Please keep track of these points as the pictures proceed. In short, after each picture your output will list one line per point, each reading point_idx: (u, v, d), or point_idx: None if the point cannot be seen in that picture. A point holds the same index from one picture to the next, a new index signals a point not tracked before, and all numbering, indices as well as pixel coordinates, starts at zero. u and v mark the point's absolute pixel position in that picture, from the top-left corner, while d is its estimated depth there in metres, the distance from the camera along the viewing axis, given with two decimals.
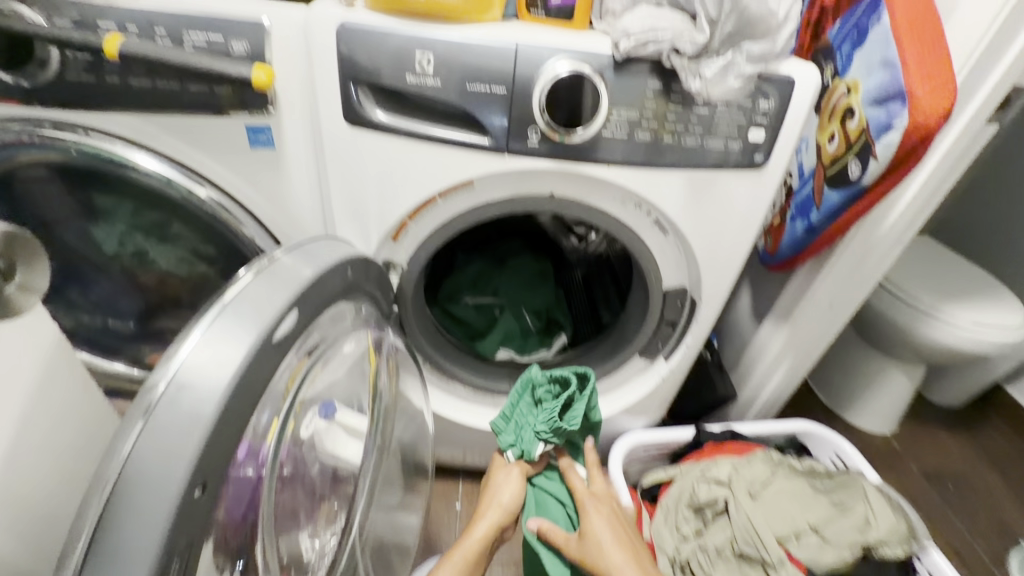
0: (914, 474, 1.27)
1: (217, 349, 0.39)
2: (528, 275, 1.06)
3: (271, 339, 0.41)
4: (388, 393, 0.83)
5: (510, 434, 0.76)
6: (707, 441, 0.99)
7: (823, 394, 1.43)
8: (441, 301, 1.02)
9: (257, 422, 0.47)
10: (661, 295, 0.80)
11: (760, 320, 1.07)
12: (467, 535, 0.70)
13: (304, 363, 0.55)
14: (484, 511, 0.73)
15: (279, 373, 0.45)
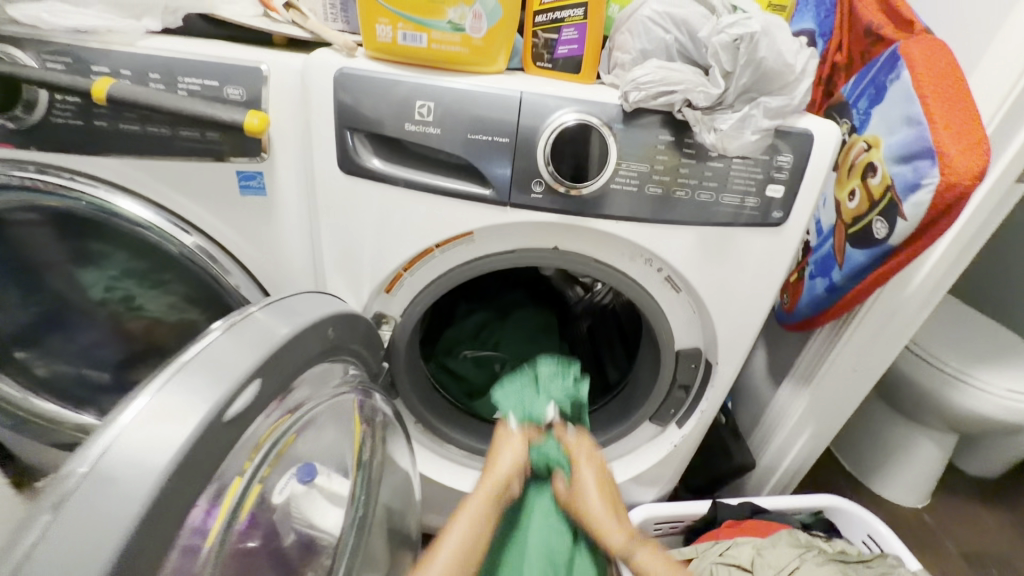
0: (953, 556, 1.15)
1: (156, 429, 0.33)
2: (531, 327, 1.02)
3: (222, 417, 0.35)
4: (374, 460, 0.77)
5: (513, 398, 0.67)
6: (725, 518, 0.90)
7: (846, 460, 1.33)
8: (437, 355, 0.95)
9: (207, 507, 0.41)
10: (672, 356, 0.75)
11: (778, 382, 1.01)
12: (460, 520, 0.58)
13: (272, 433, 0.50)
14: (482, 491, 0.60)
15: (234, 451, 0.39)
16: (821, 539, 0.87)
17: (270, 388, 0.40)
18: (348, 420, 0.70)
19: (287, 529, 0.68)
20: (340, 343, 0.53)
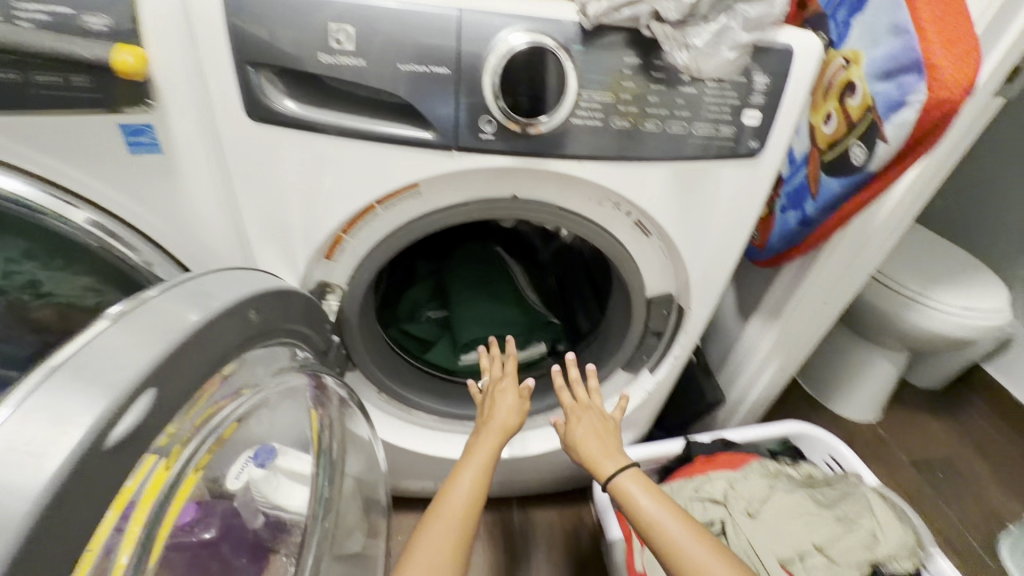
0: (903, 464, 1.24)
1: (13, 468, 0.26)
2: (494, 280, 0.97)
3: (106, 441, 0.28)
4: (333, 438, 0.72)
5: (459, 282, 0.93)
6: (698, 453, 0.91)
7: (807, 384, 1.39)
8: (399, 320, 0.90)
9: (114, 533, 0.35)
10: (644, 303, 0.71)
11: (748, 318, 1.00)
12: (461, 472, 0.69)
13: (206, 419, 0.43)
14: (479, 446, 0.72)
15: (138, 468, 0.33)
16: (788, 466, 0.90)
17: (179, 389, 0.34)
18: (299, 398, 0.65)
19: (251, 513, 0.67)
20: (270, 323, 0.46)
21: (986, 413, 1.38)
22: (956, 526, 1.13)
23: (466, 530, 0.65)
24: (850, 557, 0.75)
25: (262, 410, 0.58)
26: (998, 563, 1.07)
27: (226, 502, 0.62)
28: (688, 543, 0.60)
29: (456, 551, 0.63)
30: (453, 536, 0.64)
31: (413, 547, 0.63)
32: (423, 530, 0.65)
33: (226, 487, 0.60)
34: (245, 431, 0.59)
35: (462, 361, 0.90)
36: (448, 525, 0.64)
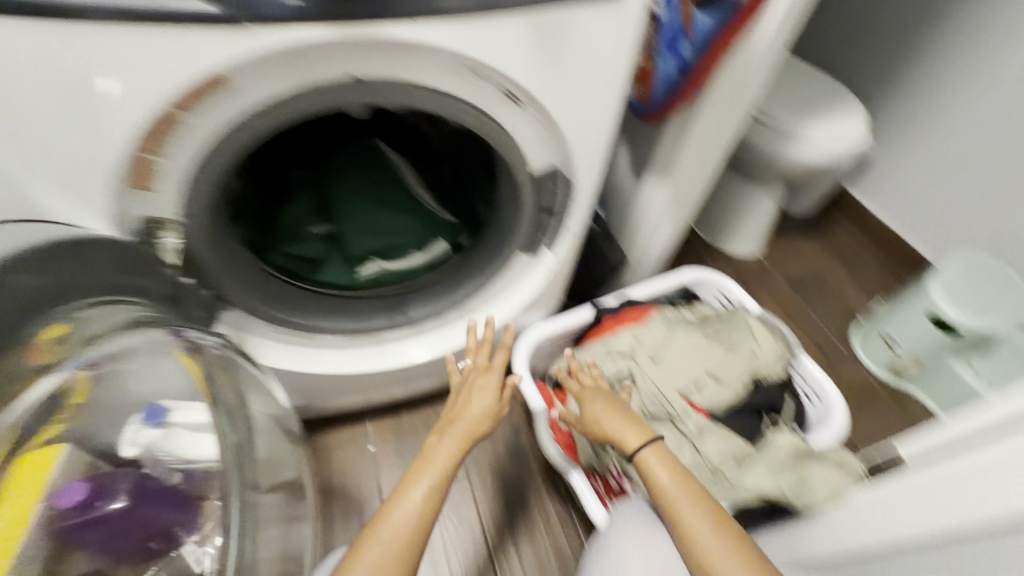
0: (781, 286, 1.41)
1: None
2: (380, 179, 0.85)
3: None
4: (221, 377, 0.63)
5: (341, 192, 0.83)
6: (606, 315, 0.97)
7: (702, 229, 1.47)
8: (280, 242, 0.80)
9: None
10: (530, 181, 0.68)
11: (640, 176, 1.00)
12: (435, 455, 0.63)
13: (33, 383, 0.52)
14: (457, 427, 0.66)
15: None
16: (684, 308, 0.99)
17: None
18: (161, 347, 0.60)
19: (167, 473, 0.69)
20: (76, 279, 0.52)
21: (848, 227, 1.53)
22: (820, 326, 1.34)
23: (422, 520, 0.57)
24: (735, 375, 0.87)
25: (125, 366, 0.62)
26: (848, 348, 1.30)
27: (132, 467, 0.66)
28: (695, 521, 0.57)
29: (413, 531, 0.56)
30: (418, 518, 0.57)
31: (365, 544, 0.55)
32: (380, 521, 0.57)
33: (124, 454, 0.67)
34: (99, 400, 0.62)
35: (362, 274, 0.87)
36: (407, 515, 0.57)
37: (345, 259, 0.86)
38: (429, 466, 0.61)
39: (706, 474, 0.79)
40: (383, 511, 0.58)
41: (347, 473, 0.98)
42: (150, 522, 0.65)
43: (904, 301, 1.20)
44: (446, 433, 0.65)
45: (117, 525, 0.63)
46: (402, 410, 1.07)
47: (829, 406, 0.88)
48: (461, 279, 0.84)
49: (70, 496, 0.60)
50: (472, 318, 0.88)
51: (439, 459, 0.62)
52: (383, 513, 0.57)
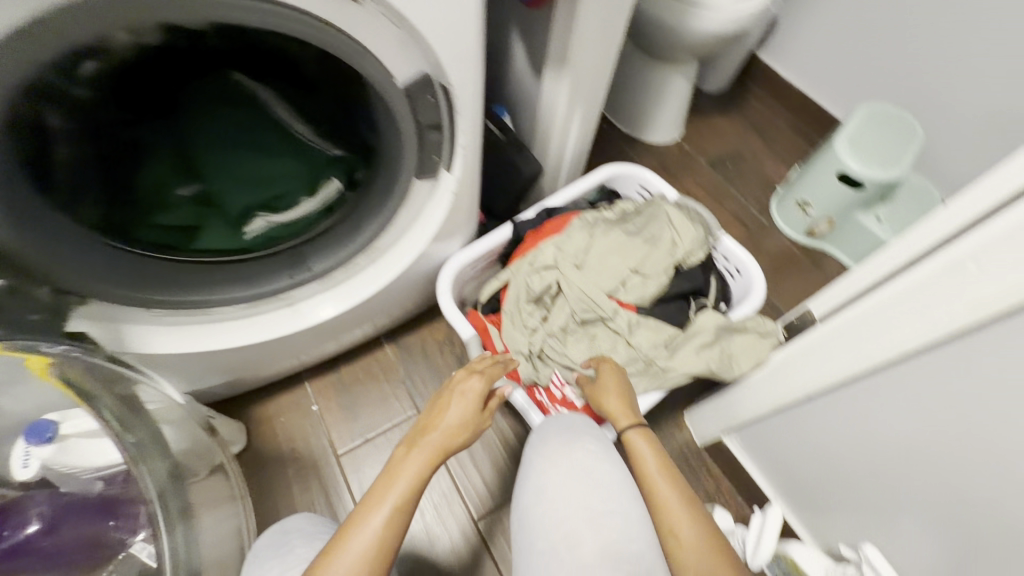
0: (703, 167, 1.41)
1: None
2: (245, 119, 0.66)
3: None
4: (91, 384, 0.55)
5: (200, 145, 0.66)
6: (527, 230, 0.94)
7: (621, 124, 1.45)
8: (141, 216, 0.67)
9: None
10: (400, 94, 0.59)
11: (539, 74, 0.92)
12: (404, 467, 0.56)
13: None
14: (431, 439, 0.60)
15: None
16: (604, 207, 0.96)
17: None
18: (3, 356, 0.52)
19: (88, 484, 0.67)
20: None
21: (762, 97, 1.53)
22: (741, 202, 1.37)
23: (384, 541, 0.50)
24: (659, 265, 0.87)
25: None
26: (769, 219, 1.35)
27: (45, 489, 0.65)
28: (671, 501, 0.55)
29: (375, 550, 0.49)
30: (383, 534, 0.50)
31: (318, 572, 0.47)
32: (337, 548, 0.49)
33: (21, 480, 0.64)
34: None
35: (248, 233, 0.76)
36: (368, 538, 0.50)
37: (225, 218, 0.74)
38: (396, 481, 0.55)
39: (641, 365, 0.82)
40: (340, 536, 0.50)
41: (294, 437, 0.96)
42: (80, 533, 0.64)
43: (819, 163, 1.19)
44: (418, 445, 0.59)
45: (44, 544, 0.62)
46: (340, 364, 1.03)
47: (749, 277, 0.91)
48: (364, 220, 0.76)
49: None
50: (383, 261, 0.83)
51: (410, 472, 0.56)
52: (339, 538, 0.50)
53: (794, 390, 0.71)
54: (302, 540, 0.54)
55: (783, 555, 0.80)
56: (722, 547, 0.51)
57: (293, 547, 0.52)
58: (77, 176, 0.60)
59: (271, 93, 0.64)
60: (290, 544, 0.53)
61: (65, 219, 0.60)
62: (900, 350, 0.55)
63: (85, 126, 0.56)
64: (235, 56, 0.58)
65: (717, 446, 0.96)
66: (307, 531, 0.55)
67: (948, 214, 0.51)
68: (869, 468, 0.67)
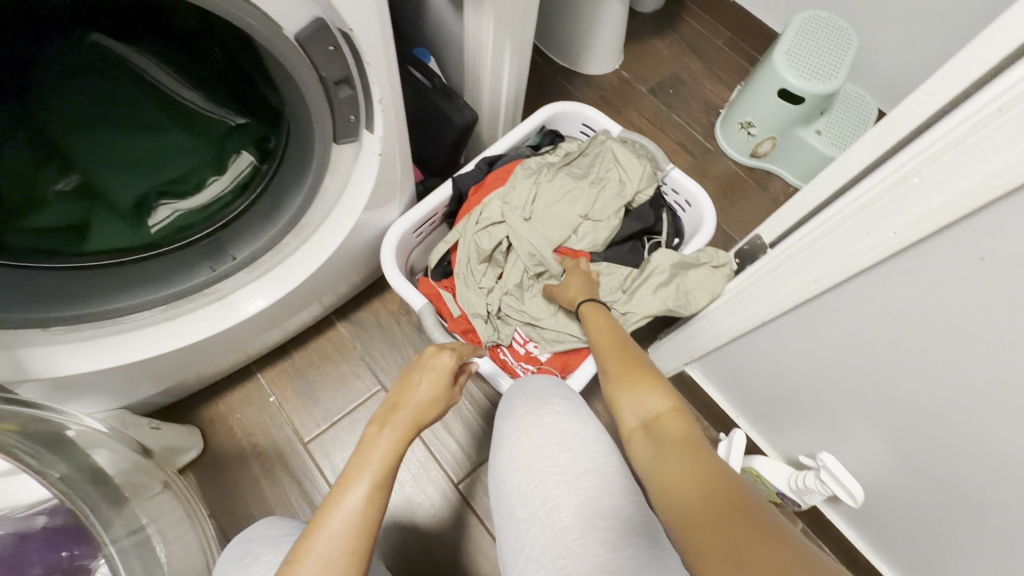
0: (644, 96, 1.37)
1: None
2: (116, 98, 0.56)
3: None
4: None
5: (65, 134, 0.55)
6: (469, 187, 0.88)
7: (558, 58, 1.37)
8: (9, 220, 0.57)
9: None
10: (292, 46, 0.50)
11: (458, 8, 0.82)
12: (377, 446, 0.52)
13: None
14: (402, 415, 0.56)
15: None
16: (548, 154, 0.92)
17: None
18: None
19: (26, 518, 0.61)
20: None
21: (697, 14, 1.48)
22: (685, 129, 1.34)
23: (364, 523, 0.46)
24: (610, 205, 0.84)
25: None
26: (715, 144, 1.33)
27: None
28: (613, 358, 0.62)
29: (356, 533, 0.45)
30: (363, 514, 0.46)
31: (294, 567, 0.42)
32: (313, 535, 0.45)
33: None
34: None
35: (155, 226, 0.68)
36: (347, 522, 0.46)
37: (122, 216, 0.66)
38: (369, 460, 0.51)
39: None
40: (314, 523, 0.46)
41: (254, 432, 0.91)
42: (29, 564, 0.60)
43: (759, 82, 1.17)
44: (389, 422, 0.56)
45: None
46: (291, 350, 0.98)
47: (698, 209, 0.89)
48: (284, 198, 0.70)
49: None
50: (314, 238, 0.76)
51: (383, 450, 0.52)
52: (314, 525, 0.46)
53: (749, 316, 0.72)
54: (266, 547, 0.50)
55: (748, 468, 0.86)
56: (648, 385, 0.56)
57: (258, 556, 0.49)
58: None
59: (145, 54, 0.54)
60: (254, 553, 0.50)
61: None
62: (848, 271, 0.55)
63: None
64: (84, 12, 0.47)
65: (681, 377, 0.99)
66: (272, 535, 0.52)
67: (887, 127, 0.49)
68: (821, 383, 0.70)
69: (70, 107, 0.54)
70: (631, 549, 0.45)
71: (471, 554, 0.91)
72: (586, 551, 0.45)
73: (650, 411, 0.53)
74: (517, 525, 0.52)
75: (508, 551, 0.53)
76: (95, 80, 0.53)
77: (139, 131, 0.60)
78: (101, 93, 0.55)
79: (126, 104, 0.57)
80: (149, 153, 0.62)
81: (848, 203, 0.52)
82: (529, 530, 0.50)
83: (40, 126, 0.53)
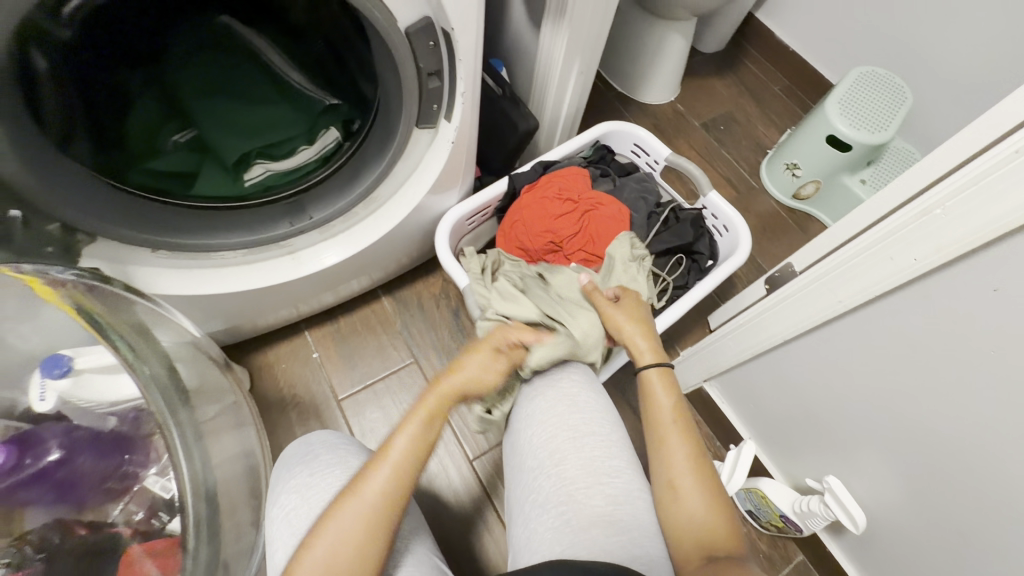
0: (695, 129, 1.43)
1: None
2: (233, 69, 0.67)
3: None
4: (109, 316, 0.58)
5: (189, 94, 0.66)
6: (522, 184, 0.95)
7: (616, 83, 1.45)
8: (135, 160, 0.67)
9: None
10: (402, 41, 0.60)
11: (537, 26, 0.92)
12: (409, 420, 0.56)
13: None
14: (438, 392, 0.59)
15: None
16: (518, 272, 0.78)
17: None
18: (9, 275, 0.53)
19: (100, 418, 0.69)
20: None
21: (756, 59, 1.54)
22: (732, 164, 1.39)
23: (396, 484, 0.52)
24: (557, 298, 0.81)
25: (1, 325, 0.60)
26: (759, 181, 1.37)
27: (58, 422, 0.66)
28: (680, 455, 0.57)
29: (387, 497, 0.50)
30: (392, 479, 0.52)
31: (334, 514, 0.49)
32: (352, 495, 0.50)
33: (42, 411, 0.65)
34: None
35: (249, 181, 0.77)
36: (383, 491, 0.51)
37: (220, 171, 0.75)
38: (390, 450, 0.54)
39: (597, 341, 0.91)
40: (354, 485, 0.51)
41: (294, 383, 0.99)
42: (88, 474, 0.66)
43: (808, 126, 1.21)
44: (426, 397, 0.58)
45: (53, 477, 0.64)
46: (338, 314, 1.07)
47: (734, 235, 0.94)
48: (361, 170, 0.78)
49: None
50: (381, 212, 0.85)
51: (416, 421, 0.56)
52: (351, 488, 0.51)
53: (770, 335, 0.76)
54: (325, 449, 0.58)
55: (752, 489, 0.87)
56: (713, 500, 0.53)
57: (316, 457, 0.57)
58: (64, 115, 0.57)
59: (263, 38, 0.65)
60: (315, 452, 0.58)
61: (75, 166, 0.61)
62: (870, 294, 0.59)
63: (68, 66, 0.54)
64: None
65: (698, 395, 1.02)
66: (331, 441, 0.60)
67: (920, 163, 0.54)
68: (834, 407, 0.73)
69: (193, 69, 0.64)
70: (628, 508, 0.53)
71: (476, 530, 0.95)
72: (588, 500, 0.52)
73: (703, 532, 0.51)
74: (527, 468, 0.57)
75: (514, 500, 0.58)
76: (218, 56, 0.65)
77: (244, 98, 0.70)
78: (217, 62, 0.65)
79: (240, 75, 0.68)
80: (254, 117, 0.72)
81: (879, 230, 0.56)
82: (536, 479, 0.56)
83: (168, 84, 0.64)
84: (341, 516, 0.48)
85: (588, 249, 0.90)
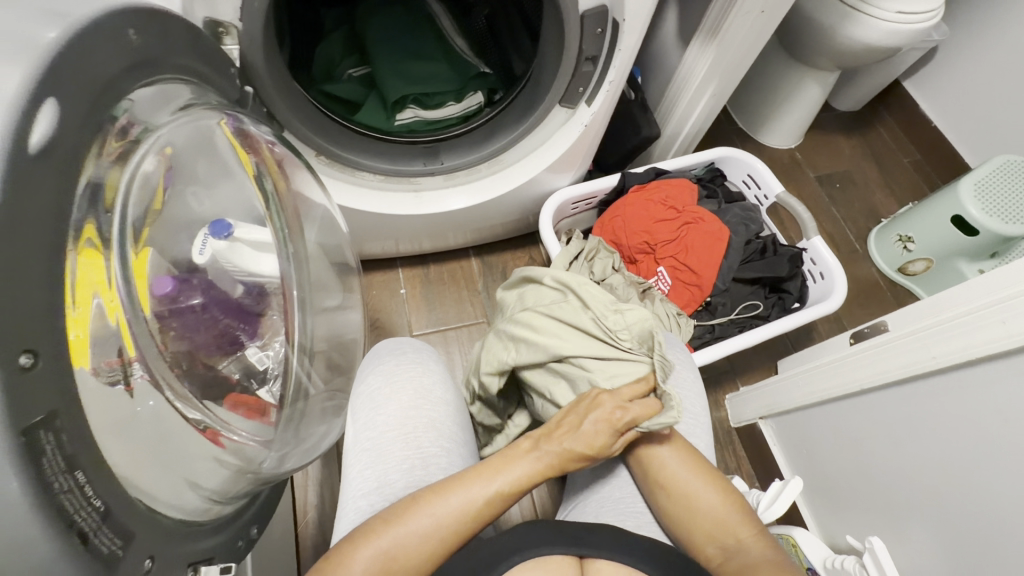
0: (810, 180, 1.40)
1: (46, 118, 0.28)
2: (408, 24, 0.86)
3: (77, 155, 0.31)
4: (286, 193, 0.70)
5: (376, 33, 0.84)
6: (632, 183, 1.01)
7: (738, 119, 1.46)
8: (316, 81, 0.81)
9: (76, 241, 0.34)
10: (577, 21, 0.68)
11: (686, 42, 0.97)
12: (499, 471, 0.53)
13: (124, 155, 0.41)
14: (526, 462, 0.55)
15: (95, 175, 0.36)
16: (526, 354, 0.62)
17: (70, 126, 0.30)
18: (222, 134, 0.60)
19: (231, 283, 0.64)
20: (173, 50, 0.45)
21: (892, 128, 1.49)
22: (840, 224, 1.35)
23: (472, 517, 0.50)
24: (637, 343, 0.61)
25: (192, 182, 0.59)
26: (864, 247, 1.33)
27: (201, 273, 0.61)
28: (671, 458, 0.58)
29: (449, 524, 0.49)
30: (460, 513, 0.50)
31: (397, 518, 0.49)
32: (410, 511, 0.49)
33: (197, 263, 0.61)
34: (169, 210, 0.55)
35: (398, 120, 0.86)
36: (444, 515, 0.49)
37: (376, 104, 0.85)
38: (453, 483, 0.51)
39: (675, 316, 0.92)
40: (407, 507, 0.49)
41: (377, 310, 1.09)
42: (213, 323, 0.61)
43: (934, 202, 1.17)
44: (515, 464, 0.54)
45: (192, 319, 0.57)
46: (429, 262, 1.16)
47: (829, 283, 0.93)
48: (499, 132, 0.86)
49: (165, 285, 0.54)
50: (502, 175, 0.91)
51: (506, 484, 0.52)
52: (407, 502, 0.50)
53: (850, 382, 0.76)
54: (412, 348, 0.67)
55: (784, 535, 0.83)
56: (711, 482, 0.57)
57: (405, 352, 0.65)
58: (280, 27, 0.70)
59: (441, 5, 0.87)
60: (403, 348, 0.66)
61: None
62: (970, 355, 0.60)
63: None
64: None
65: (749, 433, 1.00)
66: (416, 345, 0.68)
67: None
68: (899, 472, 0.71)
69: (376, 14, 0.85)
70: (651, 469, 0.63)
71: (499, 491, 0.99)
72: None
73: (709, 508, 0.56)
74: None
75: None
76: (394, 16, 0.86)
77: (416, 49, 0.86)
78: (394, 16, 0.86)
79: (413, 28, 0.86)
80: (422, 62, 0.86)
81: (997, 293, 0.58)
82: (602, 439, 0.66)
83: (360, 25, 0.84)
84: (404, 529, 0.48)
85: (680, 257, 0.94)
